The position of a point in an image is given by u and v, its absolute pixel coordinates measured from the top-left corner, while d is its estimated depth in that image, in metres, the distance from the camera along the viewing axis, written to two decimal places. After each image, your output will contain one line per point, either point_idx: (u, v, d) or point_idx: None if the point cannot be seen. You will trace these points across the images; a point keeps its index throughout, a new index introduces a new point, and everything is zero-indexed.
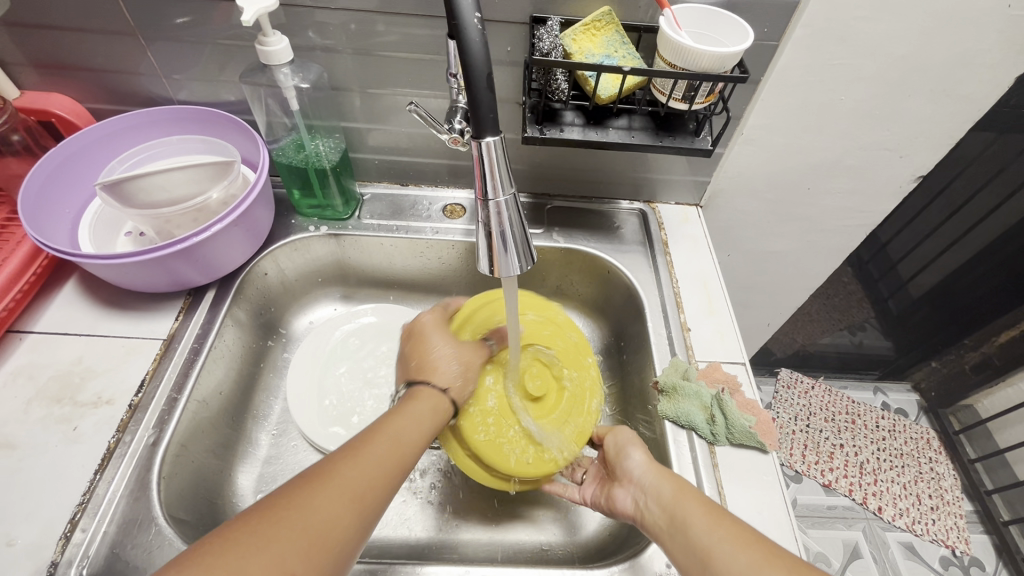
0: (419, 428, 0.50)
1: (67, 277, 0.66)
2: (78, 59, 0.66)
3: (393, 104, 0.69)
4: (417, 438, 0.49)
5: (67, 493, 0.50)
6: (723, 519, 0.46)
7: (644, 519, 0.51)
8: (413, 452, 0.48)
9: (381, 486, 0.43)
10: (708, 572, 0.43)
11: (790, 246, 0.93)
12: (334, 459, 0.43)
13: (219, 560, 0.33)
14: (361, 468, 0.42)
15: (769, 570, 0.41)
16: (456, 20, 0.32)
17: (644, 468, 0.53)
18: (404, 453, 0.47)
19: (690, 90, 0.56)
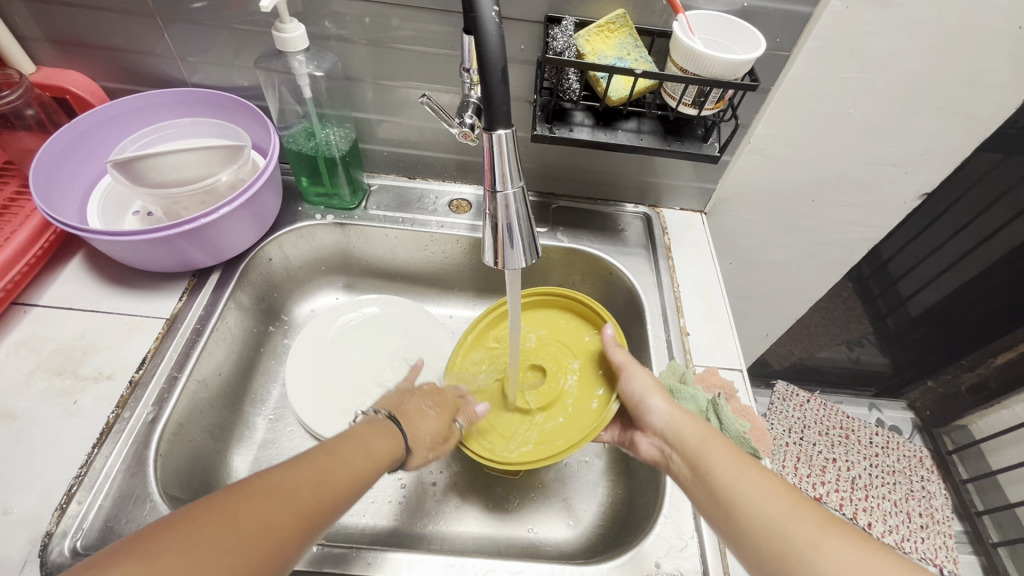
0: (381, 454, 0.47)
1: (74, 253, 0.66)
2: (95, 37, 0.66)
3: (404, 97, 0.70)
4: (377, 468, 0.46)
5: (64, 465, 0.51)
6: (760, 472, 0.47)
7: (666, 463, 0.54)
8: (373, 471, 0.45)
9: (325, 510, 0.39)
10: (732, 522, 0.45)
11: (792, 257, 0.94)
12: (283, 466, 0.39)
13: (156, 561, 0.30)
14: (308, 484, 0.39)
15: (794, 519, 0.43)
16: (473, 14, 0.33)
17: (664, 417, 0.56)
18: (365, 470, 0.44)
19: (701, 96, 0.57)
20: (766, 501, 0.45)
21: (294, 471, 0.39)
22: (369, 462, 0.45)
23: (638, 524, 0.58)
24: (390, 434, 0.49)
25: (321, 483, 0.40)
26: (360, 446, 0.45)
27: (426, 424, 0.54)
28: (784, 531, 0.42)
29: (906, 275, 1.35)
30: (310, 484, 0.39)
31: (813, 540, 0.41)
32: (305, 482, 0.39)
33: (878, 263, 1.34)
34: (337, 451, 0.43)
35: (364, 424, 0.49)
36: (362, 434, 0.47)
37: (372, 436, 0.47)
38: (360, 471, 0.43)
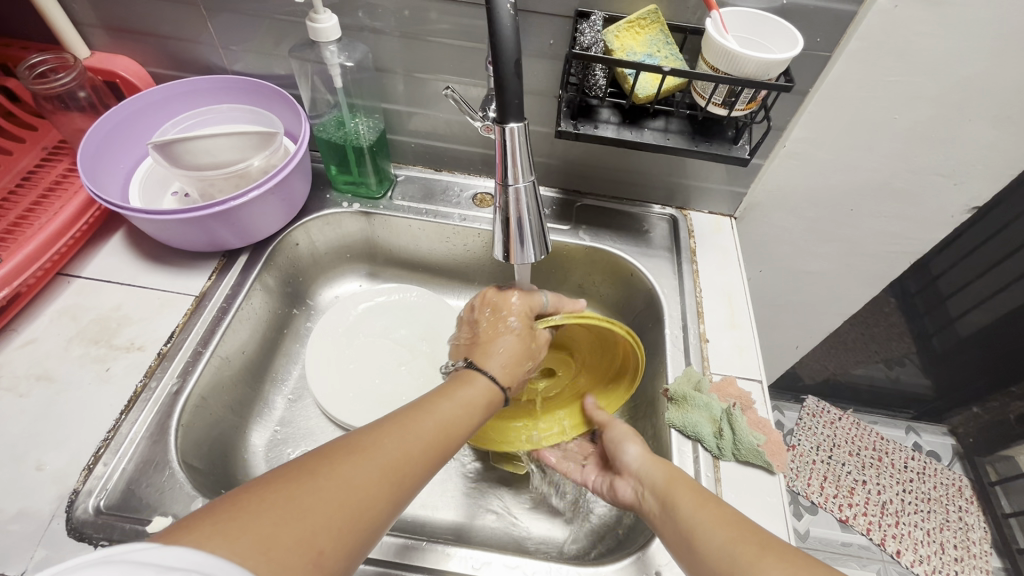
0: (470, 413, 0.49)
1: (116, 229, 0.70)
2: (146, 24, 0.70)
3: (434, 90, 0.71)
4: (469, 422, 0.49)
5: (94, 428, 0.54)
6: (702, 504, 0.46)
7: (642, 507, 0.52)
8: (459, 437, 0.47)
9: (421, 464, 0.43)
10: (691, 552, 0.44)
11: (827, 267, 0.90)
12: (382, 426, 0.43)
13: (246, 508, 0.33)
14: (410, 435, 0.43)
15: (737, 546, 0.41)
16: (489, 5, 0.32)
17: (640, 460, 0.54)
18: (451, 438, 0.46)
19: (731, 96, 0.55)
20: (712, 529, 0.43)
21: (393, 422, 0.44)
22: (455, 417, 0.48)
23: (642, 529, 0.57)
24: (473, 380, 0.52)
25: (421, 436, 0.44)
26: (452, 400, 0.49)
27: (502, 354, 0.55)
28: (730, 555, 0.41)
29: (954, 293, 1.28)
30: (413, 438, 0.43)
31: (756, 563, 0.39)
32: (411, 432, 0.43)
33: (925, 280, 1.27)
34: (435, 405, 0.47)
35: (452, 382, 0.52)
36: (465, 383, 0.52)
37: (458, 385, 0.51)
38: (447, 425, 0.46)
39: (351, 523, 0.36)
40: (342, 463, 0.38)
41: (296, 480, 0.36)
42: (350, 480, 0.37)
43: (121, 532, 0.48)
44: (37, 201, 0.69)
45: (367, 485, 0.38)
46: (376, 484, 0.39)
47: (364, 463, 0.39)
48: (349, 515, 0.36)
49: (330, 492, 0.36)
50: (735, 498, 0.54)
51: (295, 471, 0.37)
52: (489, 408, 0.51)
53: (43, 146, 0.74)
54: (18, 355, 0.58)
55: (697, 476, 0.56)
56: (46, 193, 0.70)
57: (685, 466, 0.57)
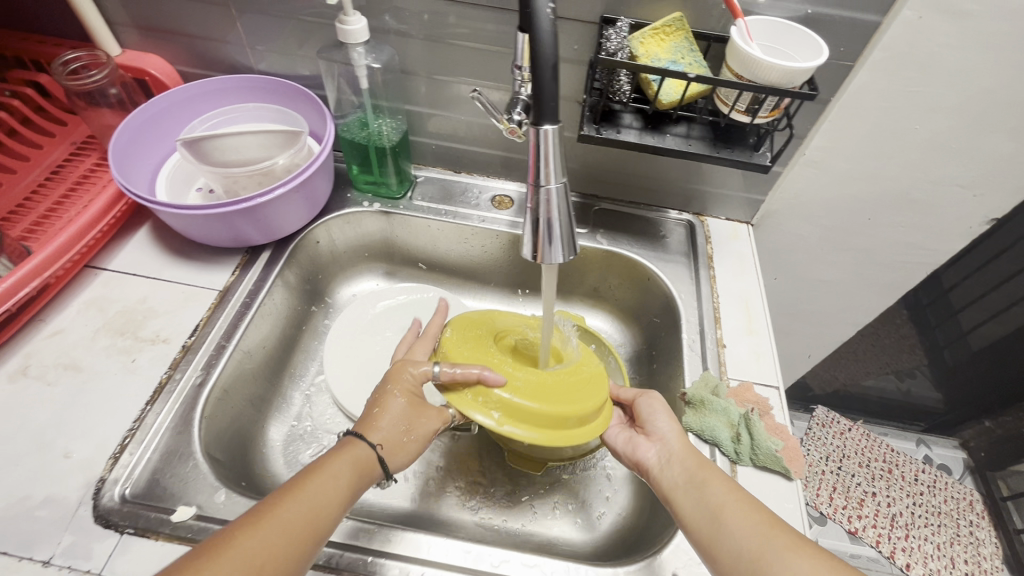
0: (342, 490, 0.45)
1: (142, 223, 0.71)
2: (177, 24, 0.71)
3: (457, 92, 0.72)
4: (341, 502, 0.45)
5: (120, 418, 0.55)
6: (727, 487, 0.49)
7: (660, 476, 0.54)
8: (333, 517, 0.44)
9: (290, 557, 0.40)
10: (719, 526, 0.46)
11: (843, 277, 0.90)
12: (234, 527, 0.39)
13: None
14: (319, 492, 0.44)
15: (773, 533, 0.44)
16: (529, 8, 0.32)
17: (672, 431, 0.56)
18: (321, 520, 0.43)
19: (755, 103, 0.56)
20: (741, 512, 0.46)
21: (296, 483, 0.44)
22: (363, 468, 0.48)
23: (657, 533, 0.57)
24: (353, 453, 0.49)
25: (332, 490, 0.45)
26: (355, 449, 0.49)
27: (391, 418, 0.53)
28: (764, 540, 0.44)
29: (967, 306, 1.27)
30: (271, 535, 0.39)
31: (788, 552, 0.43)
32: (320, 488, 0.44)
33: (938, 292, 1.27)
34: (336, 458, 0.48)
35: (339, 445, 0.50)
36: (366, 429, 0.52)
37: (328, 459, 0.47)
38: (356, 474, 0.48)
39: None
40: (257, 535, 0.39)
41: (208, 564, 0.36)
42: (264, 552, 0.39)
43: (146, 521, 0.49)
44: (64, 194, 0.70)
45: (287, 551, 0.40)
46: (296, 546, 0.40)
47: (280, 530, 0.40)
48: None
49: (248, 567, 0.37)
50: None
51: (201, 553, 0.37)
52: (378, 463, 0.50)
53: (72, 141, 0.76)
54: (46, 345, 0.59)
55: None
56: (74, 188, 0.71)
57: None
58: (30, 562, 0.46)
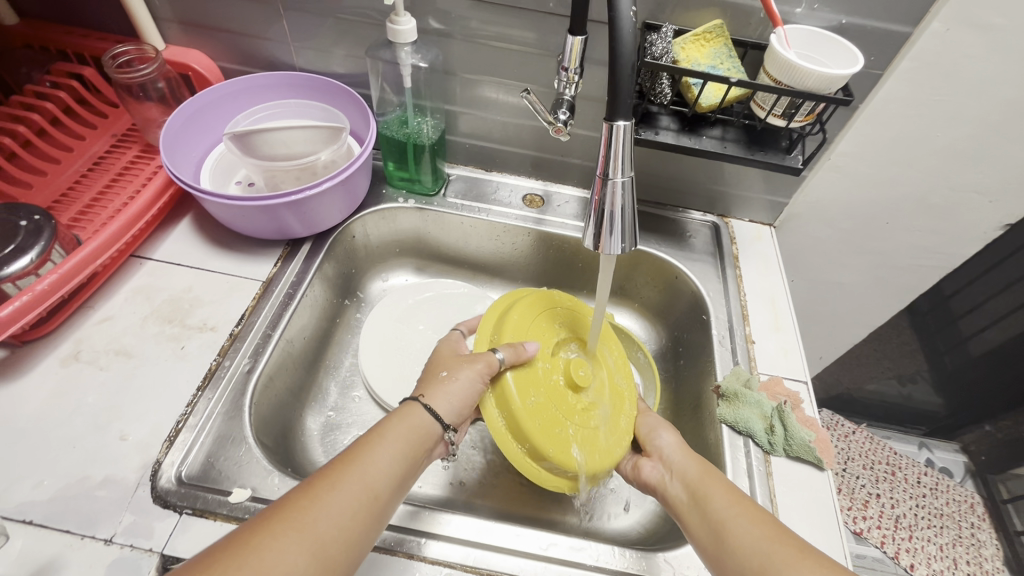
0: (400, 460, 0.47)
1: (184, 215, 0.72)
2: (223, 21, 0.73)
3: (494, 92, 0.74)
4: (401, 467, 0.47)
5: (173, 402, 0.56)
6: (731, 497, 0.50)
7: (665, 492, 0.55)
8: (394, 486, 0.45)
9: (356, 527, 0.41)
10: (722, 543, 0.47)
11: (859, 279, 0.93)
12: (302, 492, 0.41)
13: None
14: (375, 464, 0.45)
15: (776, 544, 0.44)
16: (613, 12, 0.35)
17: (675, 449, 0.57)
18: (382, 490, 0.44)
19: (792, 108, 0.58)
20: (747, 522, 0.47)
21: (352, 455, 0.45)
22: (414, 442, 0.49)
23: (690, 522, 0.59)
24: (410, 418, 0.51)
25: (388, 463, 0.46)
26: (408, 424, 0.50)
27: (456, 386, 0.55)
28: (767, 554, 0.44)
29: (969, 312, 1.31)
30: (336, 505, 0.41)
31: (788, 565, 0.42)
32: (377, 462, 0.45)
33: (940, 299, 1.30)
34: (388, 432, 0.49)
35: (391, 416, 0.51)
36: (412, 406, 0.53)
37: (386, 424, 0.50)
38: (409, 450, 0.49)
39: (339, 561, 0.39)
40: (319, 506, 0.40)
41: (275, 530, 0.38)
42: (329, 521, 0.40)
43: (204, 502, 0.50)
44: (107, 185, 0.71)
45: (350, 522, 0.41)
46: (358, 521, 0.41)
47: (342, 502, 0.41)
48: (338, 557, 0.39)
49: (315, 533, 0.39)
50: (787, 492, 0.56)
51: (266, 521, 0.38)
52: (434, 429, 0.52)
53: (113, 133, 0.77)
54: (96, 331, 0.60)
55: (749, 471, 0.58)
56: (117, 178, 0.72)
57: (737, 461, 0.59)
58: (93, 540, 0.47)
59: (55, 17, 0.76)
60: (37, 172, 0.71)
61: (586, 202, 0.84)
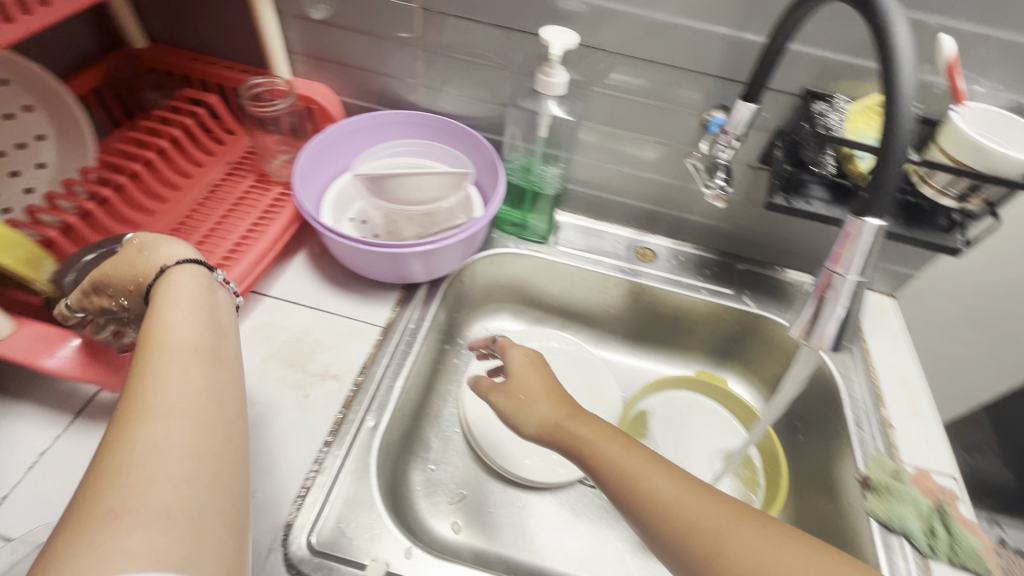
0: (180, 330, 0.40)
1: (299, 249, 0.71)
2: (356, 58, 0.72)
3: (622, 144, 0.72)
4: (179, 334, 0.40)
5: (300, 457, 0.53)
6: (671, 473, 0.42)
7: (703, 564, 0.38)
8: (170, 358, 0.38)
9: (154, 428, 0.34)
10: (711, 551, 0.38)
11: (973, 357, 0.87)
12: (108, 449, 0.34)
13: None
14: (161, 373, 0.37)
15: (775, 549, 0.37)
16: (892, 111, 0.36)
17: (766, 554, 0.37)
18: (164, 372, 0.37)
19: (967, 189, 0.56)
20: (777, 544, 0.37)
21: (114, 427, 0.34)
22: (192, 328, 0.41)
23: None
24: (166, 292, 0.43)
25: (168, 362, 0.38)
26: (172, 331, 0.40)
27: (182, 287, 0.43)
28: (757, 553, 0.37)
29: None
30: (124, 445, 0.33)
31: (735, 526, 0.38)
32: (161, 386, 0.36)
33: None
34: (166, 314, 0.41)
35: (165, 300, 0.42)
36: (160, 324, 0.40)
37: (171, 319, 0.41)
38: (198, 344, 0.40)
39: (203, 522, 0.32)
40: (124, 490, 0.31)
41: (57, 575, 0.27)
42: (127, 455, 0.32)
43: None
44: (226, 214, 0.70)
45: (187, 478, 0.33)
46: (199, 464, 0.34)
47: (157, 455, 0.33)
48: (218, 482, 0.34)
49: (150, 534, 0.30)
50: None
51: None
52: (196, 271, 0.45)
53: (229, 160, 0.77)
54: None
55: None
56: (234, 208, 0.71)
57: (894, 563, 0.54)
58: None
59: (187, 44, 0.76)
60: (157, 196, 0.70)
61: (699, 260, 0.81)
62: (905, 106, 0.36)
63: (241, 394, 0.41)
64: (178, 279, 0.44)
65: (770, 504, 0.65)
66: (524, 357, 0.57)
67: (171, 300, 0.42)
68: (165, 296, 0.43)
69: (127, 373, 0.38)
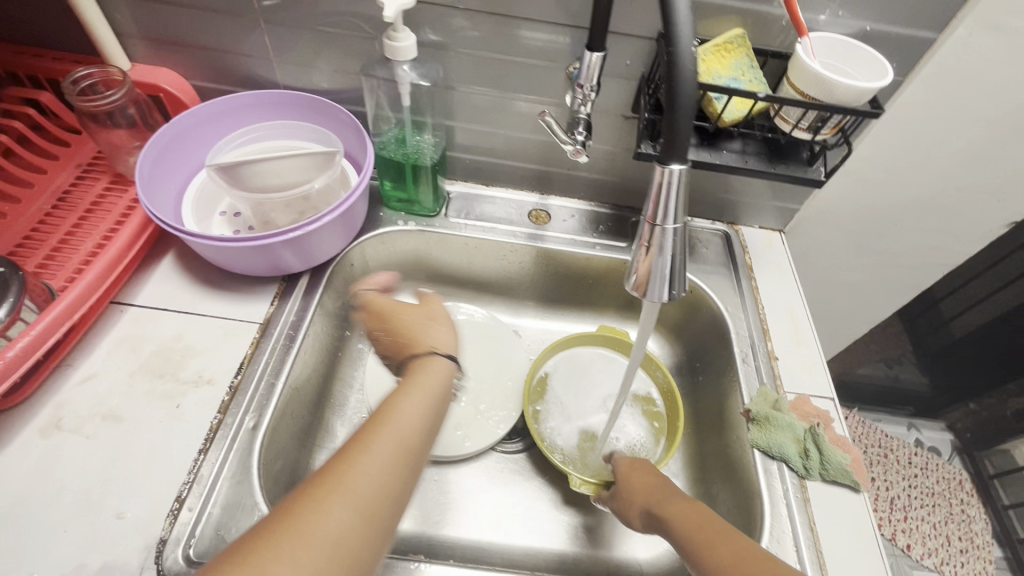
0: (419, 417, 0.44)
1: (165, 252, 0.66)
2: (197, 37, 0.66)
3: (495, 104, 0.69)
4: (420, 424, 0.43)
5: (172, 470, 0.51)
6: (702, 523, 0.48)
7: None
8: (414, 451, 0.42)
9: (346, 517, 0.35)
10: None
11: (864, 279, 0.91)
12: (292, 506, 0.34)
13: None
14: (369, 462, 0.38)
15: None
16: (670, 47, 0.33)
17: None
18: (406, 455, 0.41)
19: (818, 121, 0.56)
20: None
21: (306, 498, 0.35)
22: (421, 422, 0.44)
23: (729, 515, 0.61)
24: (422, 376, 0.48)
25: (388, 455, 0.39)
26: (400, 416, 0.43)
27: (435, 374, 0.49)
28: None
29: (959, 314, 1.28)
30: (325, 526, 0.33)
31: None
32: (369, 469, 0.38)
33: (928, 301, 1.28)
34: (403, 397, 0.45)
35: (411, 382, 0.48)
36: (393, 408, 0.44)
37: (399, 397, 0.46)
38: (418, 441, 0.42)
39: None
40: (283, 558, 0.31)
41: None
42: (317, 535, 0.33)
43: None
44: (77, 222, 0.65)
45: None
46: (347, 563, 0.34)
47: (325, 539, 0.33)
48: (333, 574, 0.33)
49: None
50: (824, 518, 0.55)
51: None
52: (446, 370, 0.50)
53: (78, 162, 0.70)
54: (78, 393, 0.55)
55: (786, 498, 0.56)
56: (86, 215, 0.66)
57: (773, 487, 0.57)
58: None
59: (4, 36, 0.68)
60: None
61: (594, 216, 0.80)
62: (685, 40, 0.33)
63: (411, 494, 0.41)
64: (438, 360, 0.51)
65: (671, 442, 0.68)
66: (630, 467, 0.60)
67: (431, 385, 0.47)
68: (417, 374, 0.49)
69: (345, 447, 0.40)
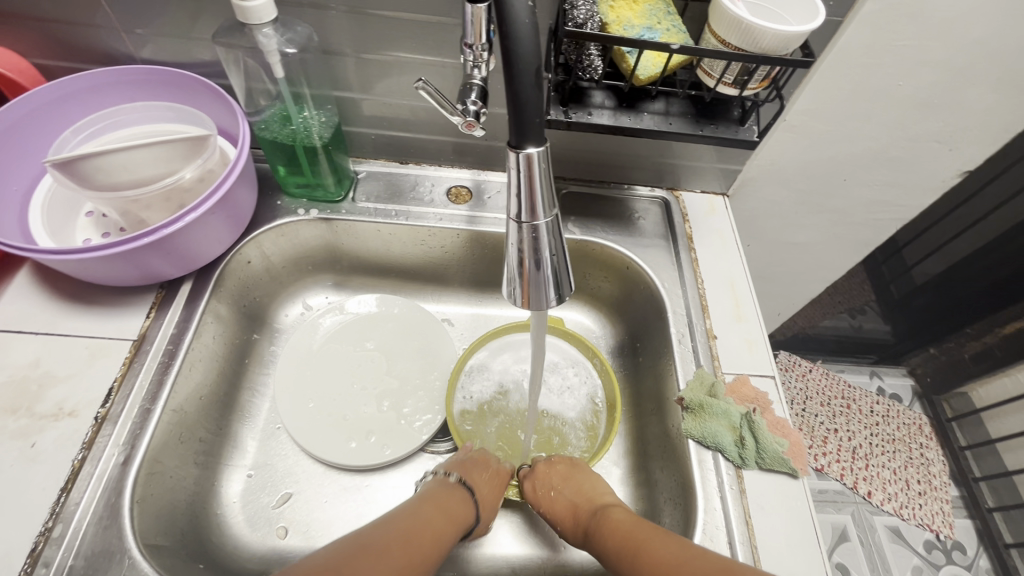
0: (429, 530, 0.47)
1: (20, 265, 0.58)
2: (24, 6, 0.56)
3: (391, 70, 0.60)
4: (434, 534, 0.47)
5: (25, 520, 0.45)
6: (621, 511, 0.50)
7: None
8: (428, 554, 0.45)
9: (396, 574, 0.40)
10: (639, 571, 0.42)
11: (816, 237, 0.86)
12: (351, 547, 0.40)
13: None
14: (416, 523, 0.46)
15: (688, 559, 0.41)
16: None
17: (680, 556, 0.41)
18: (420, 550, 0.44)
19: (744, 74, 0.49)
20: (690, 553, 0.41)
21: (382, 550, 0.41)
22: (432, 536, 0.46)
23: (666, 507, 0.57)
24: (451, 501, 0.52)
25: (402, 540, 0.43)
26: (416, 524, 0.46)
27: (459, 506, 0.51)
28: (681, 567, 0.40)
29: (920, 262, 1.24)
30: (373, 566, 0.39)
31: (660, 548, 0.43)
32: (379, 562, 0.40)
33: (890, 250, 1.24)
34: (416, 511, 0.48)
35: (439, 499, 0.51)
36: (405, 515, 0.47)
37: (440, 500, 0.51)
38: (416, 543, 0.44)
39: None
40: None
41: None
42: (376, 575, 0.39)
43: None
44: None
45: None
46: None
47: None
48: None
49: None
50: (759, 508, 0.52)
51: None
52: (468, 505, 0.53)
53: None
54: None
55: (720, 490, 0.53)
56: None
57: (707, 480, 0.53)
58: None
59: None
60: None
61: None
62: None
63: None
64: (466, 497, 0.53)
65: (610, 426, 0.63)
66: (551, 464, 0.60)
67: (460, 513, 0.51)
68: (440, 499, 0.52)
69: (366, 529, 0.43)
